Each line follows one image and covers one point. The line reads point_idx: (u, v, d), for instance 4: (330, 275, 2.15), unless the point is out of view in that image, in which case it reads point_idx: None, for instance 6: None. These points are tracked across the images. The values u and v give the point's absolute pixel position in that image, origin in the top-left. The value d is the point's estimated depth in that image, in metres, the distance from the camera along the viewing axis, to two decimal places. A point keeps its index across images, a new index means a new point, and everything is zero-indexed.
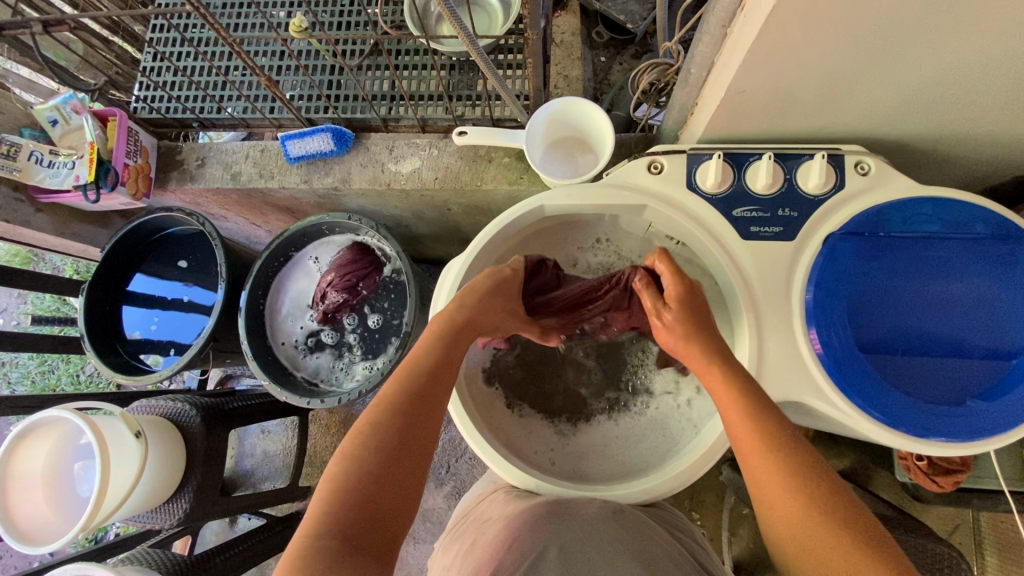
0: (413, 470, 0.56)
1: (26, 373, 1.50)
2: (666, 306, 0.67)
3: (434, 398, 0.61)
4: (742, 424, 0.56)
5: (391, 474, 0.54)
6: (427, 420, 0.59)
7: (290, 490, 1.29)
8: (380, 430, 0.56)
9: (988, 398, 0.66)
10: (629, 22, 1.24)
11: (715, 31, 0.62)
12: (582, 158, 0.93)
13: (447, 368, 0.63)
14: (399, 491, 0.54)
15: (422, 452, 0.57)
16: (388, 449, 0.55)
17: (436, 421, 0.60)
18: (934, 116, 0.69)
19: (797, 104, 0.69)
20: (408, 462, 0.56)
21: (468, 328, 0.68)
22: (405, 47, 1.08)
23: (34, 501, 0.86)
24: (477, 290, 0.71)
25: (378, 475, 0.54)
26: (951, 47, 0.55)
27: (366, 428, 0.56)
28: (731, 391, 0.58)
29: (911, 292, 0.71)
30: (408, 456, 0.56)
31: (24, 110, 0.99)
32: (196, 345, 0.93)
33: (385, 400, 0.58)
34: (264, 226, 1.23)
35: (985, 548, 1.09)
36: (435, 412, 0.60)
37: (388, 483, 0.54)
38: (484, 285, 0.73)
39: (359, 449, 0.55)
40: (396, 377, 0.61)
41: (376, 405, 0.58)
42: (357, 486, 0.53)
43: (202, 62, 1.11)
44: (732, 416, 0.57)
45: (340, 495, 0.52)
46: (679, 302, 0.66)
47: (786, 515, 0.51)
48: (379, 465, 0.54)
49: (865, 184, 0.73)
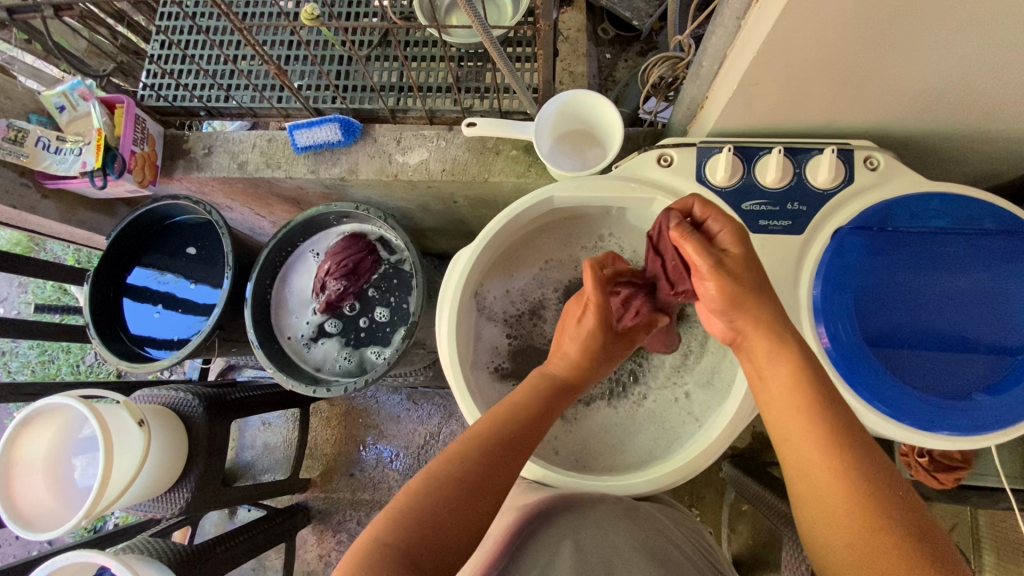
0: (482, 511, 0.55)
1: (25, 362, 1.49)
2: (729, 251, 0.60)
3: (522, 449, 0.61)
4: (793, 410, 0.53)
5: (463, 508, 0.54)
6: (512, 467, 0.59)
7: (289, 482, 1.29)
8: (467, 460, 0.57)
9: (993, 392, 0.67)
10: (635, 19, 1.24)
11: (729, 24, 0.62)
12: (591, 152, 0.94)
13: (542, 421, 0.65)
14: (465, 523, 0.54)
15: (493, 494, 0.56)
16: (464, 483, 0.55)
17: (521, 468, 0.60)
18: (945, 112, 0.69)
19: (809, 98, 0.70)
20: (480, 502, 0.55)
21: (564, 391, 0.69)
22: (414, 39, 1.08)
23: (35, 487, 0.86)
24: (580, 351, 0.71)
25: (449, 505, 0.53)
26: (964, 44, 0.56)
27: (456, 454, 0.58)
28: (800, 390, 0.54)
29: (919, 287, 0.71)
30: (481, 493, 0.55)
31: (30, 96, 0.99)
32: (201, 333, 0.93)
33: (478, 435, 0.60)
34: (268, 217, 1.23)
35: (983, 545, 1.10)
36: (521, 459, 0.60)
37: (455, 515, 0.53)
38: (584, 345, 0.71)
39: (443, 470, 0.56)
40: (494, 419, 0.62)
41: (468, 437, 0.60)
42: (426, 508, 0.53)
43: (211, 51, 1.11)
44: (787, 413, 0.54)
45: (413, 511, 0.53)
46: (745, 244, 0.60)
47: (845, 523, 0.48)
48: (454, 495, 0.54)
49: (873, 179, 0.73)
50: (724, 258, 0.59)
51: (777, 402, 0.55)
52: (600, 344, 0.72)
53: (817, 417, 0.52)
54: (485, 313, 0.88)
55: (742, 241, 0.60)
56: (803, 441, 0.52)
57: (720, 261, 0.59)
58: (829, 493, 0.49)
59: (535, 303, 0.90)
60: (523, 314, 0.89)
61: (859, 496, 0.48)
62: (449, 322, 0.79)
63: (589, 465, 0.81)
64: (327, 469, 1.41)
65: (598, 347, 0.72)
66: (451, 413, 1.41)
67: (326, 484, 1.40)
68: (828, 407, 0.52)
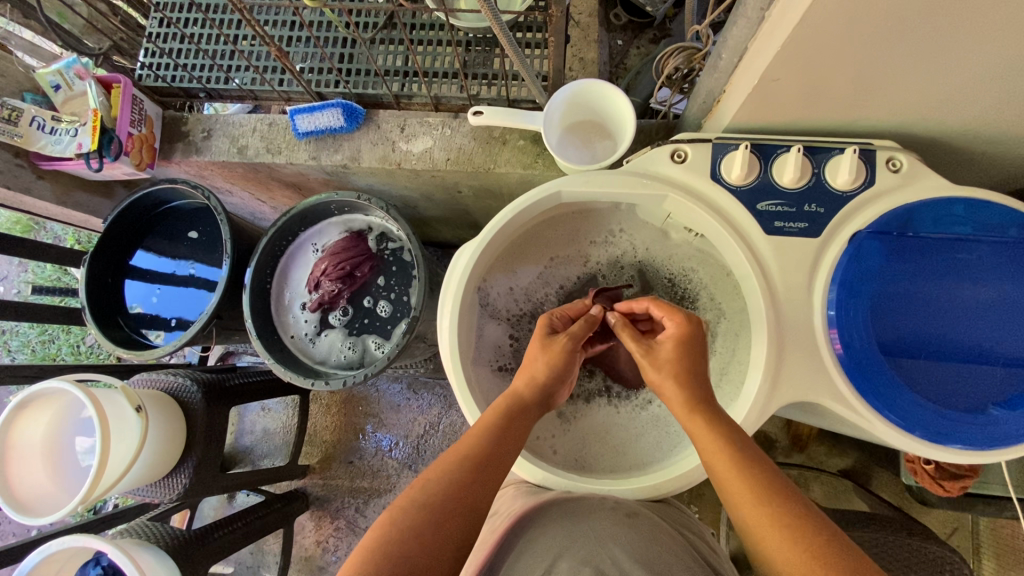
0: (451, 538, 0.53)
1: (25, 342, 1.48)
2: (661, 343, 0.65)
3: (491, 471, 0.58)
4: (737, 478, 0.55)
5: (434, 540, 0.52)
6: (480, 490, 0.56)
7: (289, 467, 1.29)
8: (432, 486, 0.55)
9: (1010, 407, 0.65)
10: (648, 5, 1.19)
11: (752, 14, 0.58)
12: (600, 145, 0.91)
13: (506, 441, 0.62)
14: (436, 554, 0.51)
15: (468, 522, 0.54)
16: (432, 512, 0.53)
17: (489, 491, 0.57)
18: (972, 113, 0.66)
19: (832, 96, 0.67)
20: (451, 530, 0.53)
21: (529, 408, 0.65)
22: (420, 22, 1.05)
23: (32, 472, 0.85)
24: (541, 371, 0.67)
25: (417, 535, 0.52)
26: (1001, 45, 0.53)
27: (422, 483, 0.56)
28: (720, 444, 0.57)
29: (938, 296, 0.69)
30: (450, 522, 0.53)
31: (26, 74, 0.96)
32: (200, 321, 0.92)
33: (439, 463, 0.58)
34: (269, 203, 1.21)
35: (983, 551, 1.10)
36: (489, 485, 0.58)
37: (424, 546, 0.51)
38: (551, 365, 0.67)
39: (411, 500, 0.54)
40: (453, 448, 0.60)
41: (433, 466, 0.58)
42: (395, 541, 0.51)
43: (211, 30, 1.08)
44: (731, 479, 0.55)
45: (384, 547, 0.51)
46: (681, 339, 0.64)
47: (793, 566, 0.49)
48: (424, 526, 0.52)
49: (896, 181, 0.70)
50: (658, 348, 0.64)
51: (710, 462, 0.57)
52: (544, 357, 0.67)
53: (746, 468, 0.55)
54: (488, 309, 0.86)
55: (678, 339, 0.64)
56: (736, 493, 0.54)
57: (652, 350, 0.65)
58: (773, 539, 0.51)
59: (536, 304, 0.88)
60: (525, 314, 0.87)
61: (799, 538, 0.50)
62: (450, 319, 0.77)
63: (588, 466, 0.79)
64: (326, 456, 1.41)
65: (538, 349, 0.68)
66: (450, 404, 1.40)
67: (325, 470, 1.40)
68: (754, 458, 0.56)
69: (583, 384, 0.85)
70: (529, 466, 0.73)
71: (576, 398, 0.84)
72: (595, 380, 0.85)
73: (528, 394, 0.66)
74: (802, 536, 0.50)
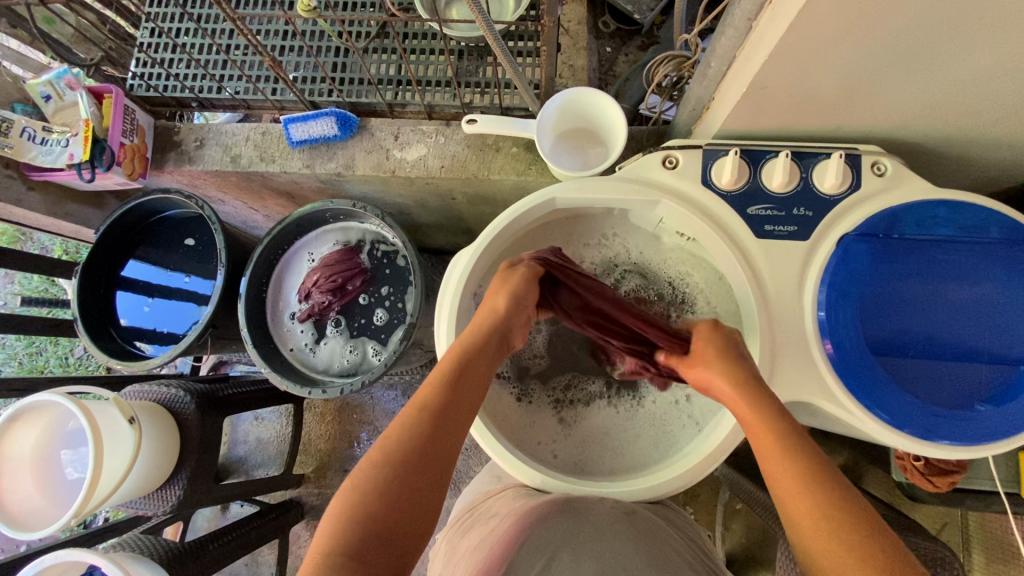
0: (426, 484, 0.54)
1: (11, 354, 1.46)
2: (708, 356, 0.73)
3: (457, 413, 0.59)
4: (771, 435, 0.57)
5: (405, 497, 0.53)
6: (447, 430, 0.58)
7: (283, 477, 1.28)
8: (404, 434, 0.56)
9: (995, 403, 0.67)
10: (636, 12, 1.22)
11: (740, 24, 0.60)
12: (593, 150, 0.93)
13: (467, 373, 0.63)
14: (411, 505, 0.53)
15: (439, 464, 0.56)
16: (404, 464, 0.54)
17: (458, 430, 0.59)
18: (953, 119, 0.68)
19: (819, 103, 0.69)
20: (423, 477, 0.54)
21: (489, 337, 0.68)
22: (412, 31, 1.06)
23: (23, 487, 0.84)
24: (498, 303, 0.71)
25: (390, 488, 0.52)
26: (977, 53, 0.55)
27: (394, 432, 0.56)
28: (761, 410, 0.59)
29: (925, 296, 0.71)
30: (421, 470, 0.54)
31: (16, 85, 0.95)
32: (194, 331, 0.91)
33: (409, 410, 0.58)
34: (262, 211, 1.21)
35: (972, 545, 1.12)
36: (456, 423, 0.59)
37: (400, 498, 0.52)
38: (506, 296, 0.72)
39: (383, 454, 0.54)
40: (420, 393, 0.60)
41: (405, 413, 0.58)
42: (370, 497, 0.52)
43: (203, 40, 1.08)
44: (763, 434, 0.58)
45: (360, 504, 0.51)
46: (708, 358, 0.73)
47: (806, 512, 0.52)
48: (392, 487, 0.52)
49: (882, 184, 0.73)
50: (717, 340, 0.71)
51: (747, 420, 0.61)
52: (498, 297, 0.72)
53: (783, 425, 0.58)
54: None
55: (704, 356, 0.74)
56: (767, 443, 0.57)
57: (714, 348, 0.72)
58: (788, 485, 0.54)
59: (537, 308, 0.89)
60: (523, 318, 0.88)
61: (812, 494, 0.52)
62: (447, 326, 0.77)
63: (588, 470, 0.80)
64: (321, 465, 1.40)
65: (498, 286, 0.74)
66: None
67: (320, 479, 1.39)
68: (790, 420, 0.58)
69: (585, 387, 0.85)
70: (529, 470, 0.74)
71: (577, 402, 0.84)
72: (596, 380, 0.86)
73: (484, 324, 0.69)
74: (840, 526, 0.50)
